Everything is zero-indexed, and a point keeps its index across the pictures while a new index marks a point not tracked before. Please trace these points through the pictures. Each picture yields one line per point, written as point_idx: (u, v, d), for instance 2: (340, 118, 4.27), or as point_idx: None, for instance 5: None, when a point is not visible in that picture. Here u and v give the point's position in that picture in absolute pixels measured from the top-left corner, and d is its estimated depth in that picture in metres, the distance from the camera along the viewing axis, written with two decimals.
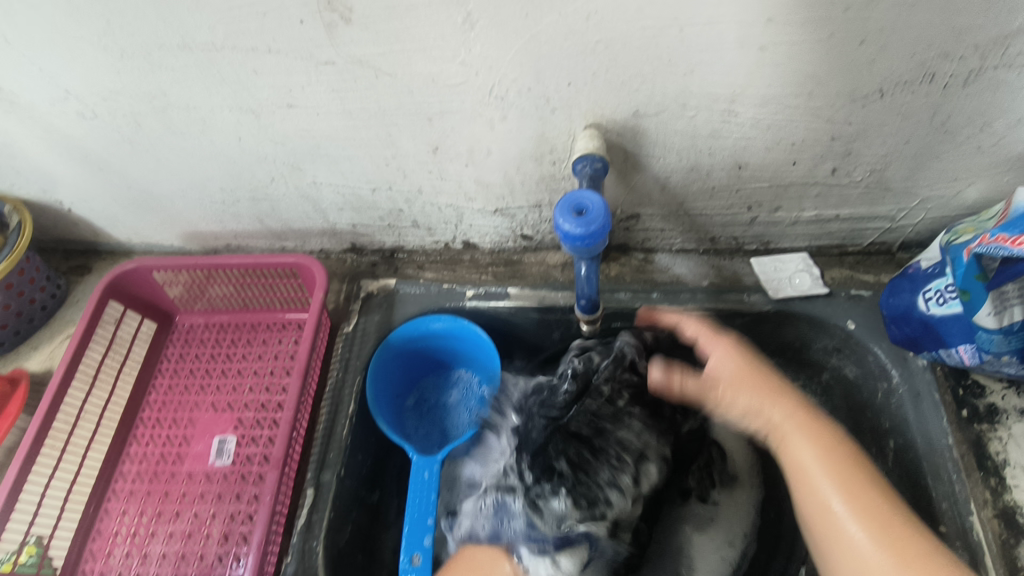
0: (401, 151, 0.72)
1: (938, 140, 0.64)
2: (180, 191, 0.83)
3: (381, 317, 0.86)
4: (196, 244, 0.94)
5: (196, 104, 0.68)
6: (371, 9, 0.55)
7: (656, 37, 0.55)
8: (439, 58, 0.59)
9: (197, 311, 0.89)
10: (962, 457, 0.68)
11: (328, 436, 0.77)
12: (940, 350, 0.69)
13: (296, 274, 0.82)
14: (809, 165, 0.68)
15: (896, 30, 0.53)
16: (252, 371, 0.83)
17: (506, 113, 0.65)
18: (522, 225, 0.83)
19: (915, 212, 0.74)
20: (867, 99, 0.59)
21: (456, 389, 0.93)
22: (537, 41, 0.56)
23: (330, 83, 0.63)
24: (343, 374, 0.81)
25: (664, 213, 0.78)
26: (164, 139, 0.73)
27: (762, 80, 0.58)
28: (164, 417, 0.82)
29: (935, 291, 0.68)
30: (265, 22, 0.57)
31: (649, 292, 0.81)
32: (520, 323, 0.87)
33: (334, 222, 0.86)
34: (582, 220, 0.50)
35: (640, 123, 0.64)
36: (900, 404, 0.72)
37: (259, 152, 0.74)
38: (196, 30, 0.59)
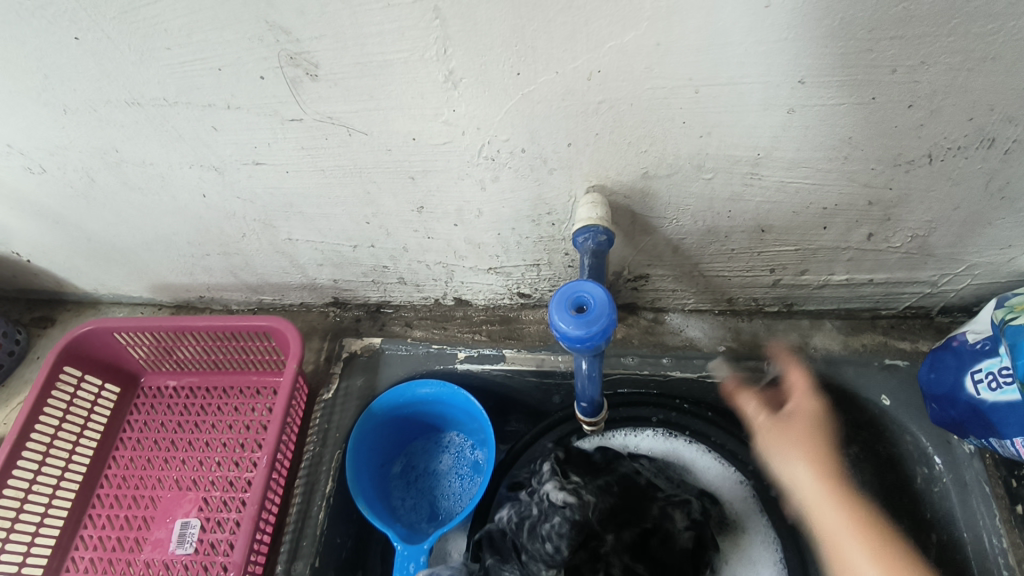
0: (382, 209, 0.64)
1: (993, 207, 0.55)
2: (145, 245, 0.75)
3: (364, 382, 0.78)
4: (166, 295, 0.87)
5: (151, 160, 0.60)
6: (339, 65, 0.47)
7: (668, 97, 0.47)
8: (419, 117, 0.52)
9: (165, 372, 0.82)
10: (1018, 564, 0.60)
11: (302, 522, 0.70)
12: (991, 439, 0.61)
13: (269, 337, 0.75)
14: (842, 231, 0.60)
15: (951, 94, 0.45)
16: (221, 443, 0.76)
17: (498, 173, 0.57)
18: (519, 284, 0.75)
19: (960, 277, 0.65)
20: (913, 164, 0.52)
21: (446, 455, 0.86)
22: (530, 100, 0.49)
23: (298, 140, 0.56)
24: (320, 449, 0.74)
25: (677, 274, 0.70)
26: (121, 194, 0.66)
27: (790, 144, 0.51)
28: (124, 495, 0.74)
29: (987, 373, 0.60)
30: (221, 77, 0.50)
31: (658, 358, 0.74)
32: (517, 387, 0.79)
33: (313, 277, 0.79)
34: (583, 320, 0.43)
35: (651, 185, 0.56)
36: (944, 495, 0.65)
37: (226, 209, 0.67)
38: (143, 85, 0.52)
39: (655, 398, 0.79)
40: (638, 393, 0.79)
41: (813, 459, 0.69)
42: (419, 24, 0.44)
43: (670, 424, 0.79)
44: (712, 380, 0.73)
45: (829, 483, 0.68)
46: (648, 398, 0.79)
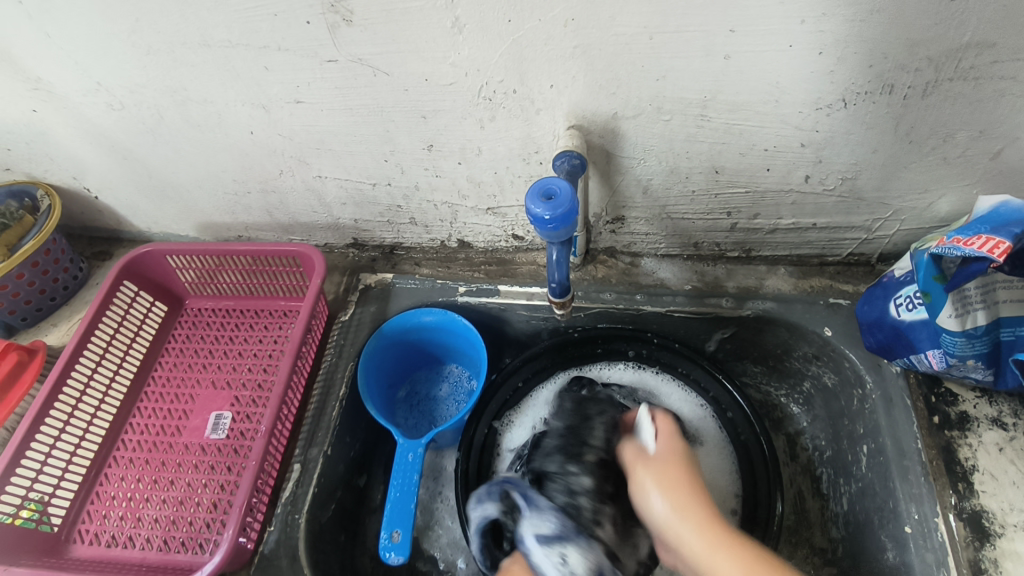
0: (398, 147, 0.77)
1: (905, 150, 0.66)
2: (197, 182, 0.89)
3: (377, 309, 0.90)
4: (209, 234, 1.00)
5: (213, 98, 0.74)
6: (370, 12, 0.60)
7: (629, 43, 0.60)
8: (431, 59, 0.64)
9: (206, 297, 0.95)
10: (931, 462, 0.69)
11: (318, 416, 0.81)
12: (912, 356, 0.71)
13: (298, 263, 0.87)
14: (783, 172, 0.71)
15: (852, 43, 0.56)
16: (252, 354, 0.88)
17: (494, 113, 0.69)
18: (513, 225, 0.87)
19: (890, 223, 0.76)
20: (832, 108, 0.63)
21: (446, 384, 0.97)
22: (520, 45, 0.61)
23: (333, 80, 0.69)
24: (337, 360, 0.86)
25: (648, 216, 0.81)
26: (183, 131, 0.80)
27: (729, 87, 0.62)
28: (167, 393, 0.86)
29: (906, 297, 0.70)
30: (276, 22, 0.63)
31: (632, 295, 0.85)
32: (509, 319, 0.90)
33: (337, 217, 0.91)
34: (551, 205, 0.54)
35: (620, 125, 0.68)
36: (873, 409, 0.74)
37: (269, 145, 0.80)
38: (214, 29, 0.65)
39: (630, 333, 0.89)
40: (616, 328, 0.89)
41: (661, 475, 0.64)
42: None
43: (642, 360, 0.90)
44: (680, 315, 0.85)
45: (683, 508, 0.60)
46: (624, 332, 0.89)
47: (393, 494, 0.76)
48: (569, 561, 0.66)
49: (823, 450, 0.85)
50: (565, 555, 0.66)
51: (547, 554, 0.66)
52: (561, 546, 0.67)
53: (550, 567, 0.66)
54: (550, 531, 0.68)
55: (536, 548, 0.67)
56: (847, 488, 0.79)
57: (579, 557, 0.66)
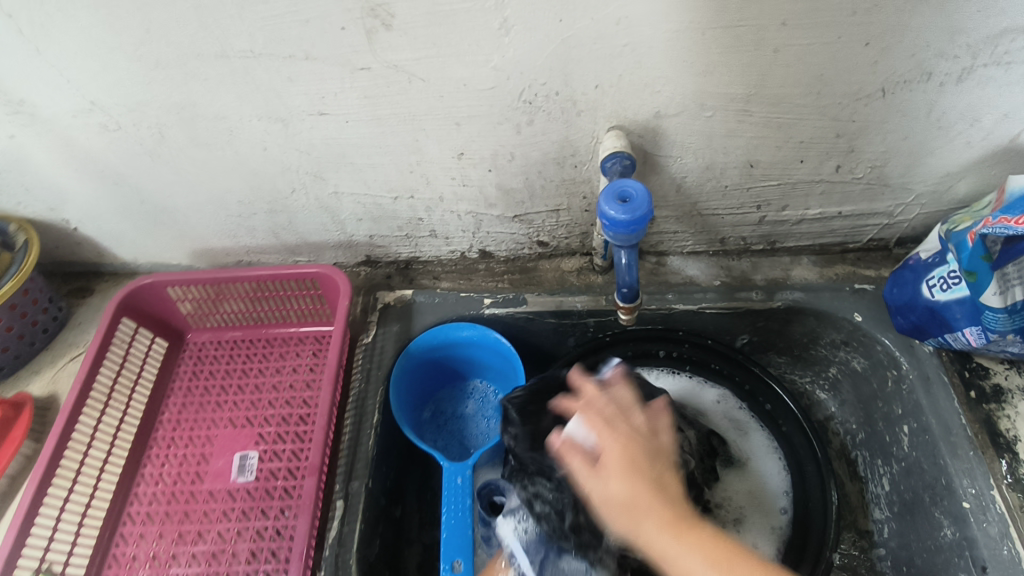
0: (426, 157, 0.73)
1: (933, 136, 0.68)
2: (196, 205, 0.82)
3: (400, 328, 0.86)
4: (205, 261, 0.93)
5: (224, 113, 0.68)
6: (412, 15, 0.57)
7: (680, 40, 0.59)
8: (472, 63, 0.62)
9: (209, 329, 0.88)
10: (976, 436, 0.71)
11: (355, 448, 0.76)
12: (947, 334, 0.73)
13: (316, 286, 0.82)
14: (816, 163, 0.72)
15: (897, 33, 0.58)
16: (270, 387, 0.82)
17: (534, 117, 0.67)
18: (539, 231, 0.85)
19: (911, 207, 0.79)
20: (870, 98, 0.64)
21: (472, 400, 0.93)
22: (568, 45, 0.60)
23: (363, 89, 0.65)
24: (365, 385, 0.81)
25: (678, 214, 0.81)
26: (186, 150, 0.74)
27: (774, 81, 0.63)
28: (180, 437, 0.79)
29: (938, 278, 0.72)
30: (307, 29, 0.59)
31: (664, 293, 0.85)
32: (538, 327, 0.88)
33: (351, 234, 0.87)
34: (628, 208, 0.53)
35: (661, 124, 0.68)
36: (912, 389, 0.76)
37: (283, 162, 0.75)
38: (235, 38, 0.60)
39: (662, 332, 0.88)
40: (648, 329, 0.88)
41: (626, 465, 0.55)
42: None
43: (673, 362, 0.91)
44: (711, 311, 0.85)
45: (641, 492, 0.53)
46: (654, 331, 0.88)
47: (447, 521, 0.73)
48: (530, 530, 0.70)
49: (856, 433, 0.87)
50: (518, 525, 0.71)
51: (511, 527, 0.72)
52: (518, 516, 0.72)
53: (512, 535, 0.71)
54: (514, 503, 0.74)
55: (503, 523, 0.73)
56: (887, 468, 0.81)
57: (536, 529, 0.70)
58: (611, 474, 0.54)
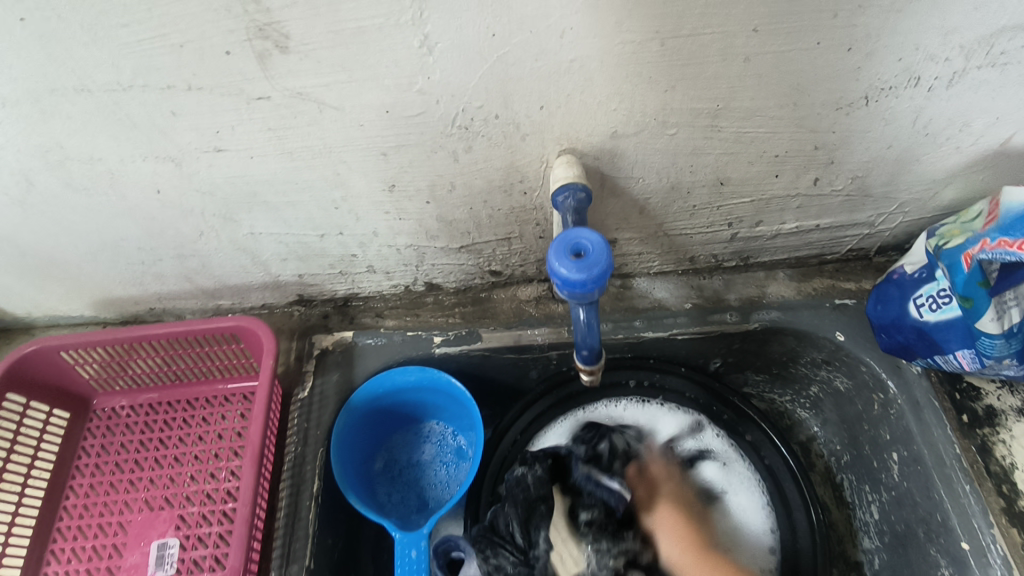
0: (352, 191, 0.63)
1: (919, 143, 0.61)
2: (88, 254, 0.70)
3: (340, 377, 0.76)
4: (112, 311, 0.81)
5: (100, 154, 0.57)
6: (312, 35, 0.47)
7: (637, 52, 0.50)
8: (393, 87, 0.52)
9: (119, 392, 0.76)
10: (972, 466, 0.66)
11: (292, 526, 0.67)
12: (936, 356, 0.67)
13: (237, 339, 0.72)
14: (792, 178, 0.65)
15: (884, 36, 0.50)
16: (192, 457, 0.72)
17: (472, 143, 0.58)
18: (490, 261, 0.76)
19: (893, 216, 0.72)
20: (852, 107, 0.57)
21: (428, 445, 0.85)
22: (505, 62, 0.50)
23: (265, 121, 0.54)
24: (303, 448, 0.71)
25: (643, 236, 0.73)
26: (62, 197, 0.62)
27: (745, 94, 0.54)
28: (88, 525, 0.68)
29: (927, 296, 0.66)
30: (183, 54, 0.48)
31: (632, 321, 0.77)
32: (496, 365, 0.80)
33: (277, 274, 0.76)
34: (582, 264, 0.44)
35: (618, 144, 0.59)
36: (901, 415, 0.71)
37: (183, 204, 0.64)
38: (94, 69, 0.49)
39: (632, 361, 0.82)
40: (615, 358, 0.81)
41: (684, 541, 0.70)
42: None
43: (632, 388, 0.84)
44: (683, 337, 0.77)
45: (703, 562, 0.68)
46: (624, 361, 0.82)
47: None
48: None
49: (840, 455, 0.82)
50: None
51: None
52: None
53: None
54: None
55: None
56: (875, 496, 0.75)
57: None
58: (660, 503, 0.76)
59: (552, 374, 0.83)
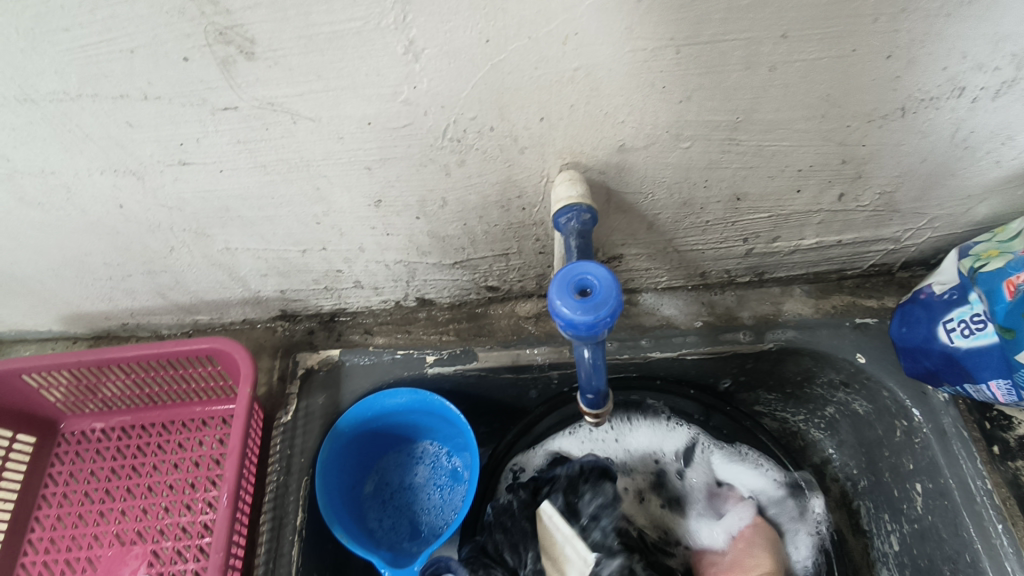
0: (334, 206, 0.58)
1: (957, 157, 0.56)
2: (51, 270, 0.65)
3: (326, 399, 0.71)
4: (83, 327, 0.76)
5: (52, 168, 0.51)
6: (280, 41, 0.41)
7: (650, 60, 0.44)
8: (374, 97, 0.46)
9: (89, 414, 0.72)
10: (1005, 504, 0.61)
11: (273, 563, 0.62)
12: (967, 385, 0.62)
13: (214, 361, 0.67)
14: (815, 192, 0.59)
15: (929, 43, 0.44)
16: (167, 487, 0.67)
17: (464, 157, 0.52)
18: (486, 276, 0.71)
19: (922, 232, 0.67)
20: (887, 118, 0.51)
21: (421, 467, 0.80)
22: (500, 71, 0.44)
23: (233, 133, 0.49)
24: (286, 477, 0.67)
25: (651, 252, 0.68)
26: (16, 212, 0.56)
27: (769, 105, 0.49)
28: (55, 560, 0.64)
29: (959, 321, 0.60)
30: (135, 62, 0.42)
31: (637, 340, 0.72)
32: (492, 385, 0.75)
33: (257, 290, 0.71)
34: (588, 304, 0.39)
35: (626, 158, 0.53)
36: (926, 445, 0.66)
37: (150, 219, 0.58)
38: (34, 77, 0.43)
39: (635, 380, 0.77)
40: (618, 377, 0.76)
41: None
42: None
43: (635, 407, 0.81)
44: (692, 358, 0.72)
45: None
46: (628, 381, 0.77)
47: None
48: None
49: (857, 480, 0.77)
50: None
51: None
52: None
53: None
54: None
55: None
56: (896, 527, 0.71)
57: None
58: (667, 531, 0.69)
59: (552, 394, 0.78)
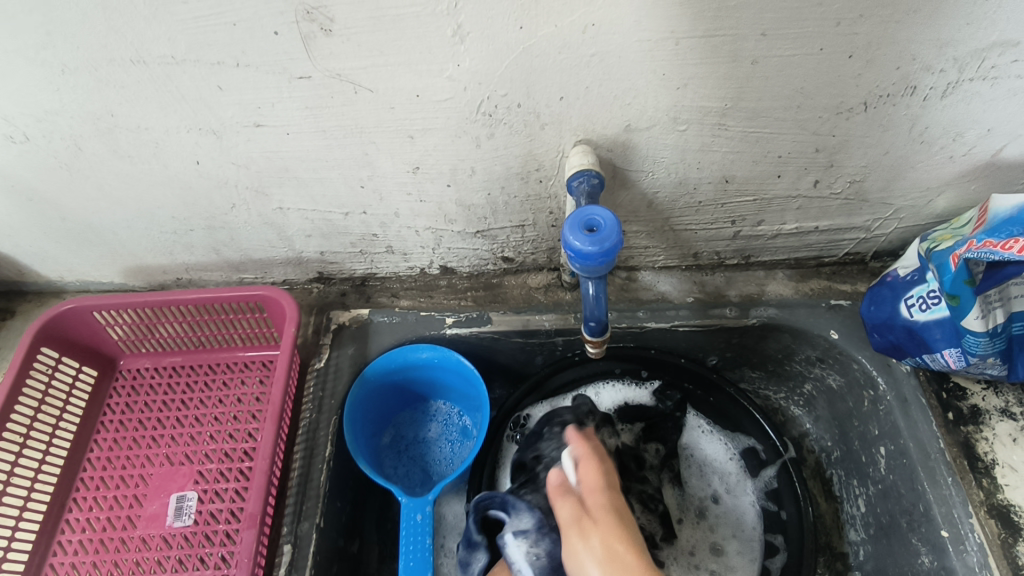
0: (378, 171, 0.67)
1: (915, 151, 0.65)
2: (125, 222, 0.75)
3: (355, 351, 0.80)
4: (141, 279, 0.85)
5: (148, 123, 0.61)
6: (355, 20, 0.51)
7: (653, 50, 0.54)
8: (425, 72, 0.56)
9: (144, 354, 0.80)
10: (955, 460, 0.69)
11: (304, 486, 0.70)
12: (925, 355, 0.70)
13: (261, 308, 0.76)
14: (793, 178, 0.69)
15: (882, 46, 0.54)
16: (212, 418, 0.75)
17: (494, 130, 0.62)
18: (503, 247, 0.80)
19: (889, 222, 0.76)
20: (852, 112, 0.60)
21: (435, 423, 0.88)
22: (530, 54, 0.54)
23: (304, 99, 0.58)
24: (318, 415, 0.75)
25: (650, 229, 0.77)
26: (108, 164, 0.66)
27: (751, 94, 0.58)
28: (110, 476, 0.72)
29: (918, 297, 0.69)
30: (235, 33, 0.52)
31: (635, 311, 0.81)
32: (504, 347, 0.83)
33: (300, 251, 0.80)
34: (594, 238, 0.48)
35: (632, 137, 0.63)
36: (889, 411, 0.74)
37: (219, 176, 0.68)
38: (153, 42, 0.53)
39: (632, 350, 0.84)
40: (617, 346, 0.84)
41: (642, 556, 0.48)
42: None
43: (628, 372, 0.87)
44: (684, 329, 0.81)
45: None
46: (625, 351, 0.84)
47: (407, 565, 0.68)
48: (542, 552, 0.62)
49: (831, 451, 0.84)
50: (531, 548, 0.63)
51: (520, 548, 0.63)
52: (529, 537, 0.64)
53: (523, 561, 0.62)
54: (528, 524, 0.65)
55: (512, 545, 0.64)
56: (863, 489, 0.78)
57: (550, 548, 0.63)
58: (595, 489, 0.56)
59: (557, 360, 0.86)
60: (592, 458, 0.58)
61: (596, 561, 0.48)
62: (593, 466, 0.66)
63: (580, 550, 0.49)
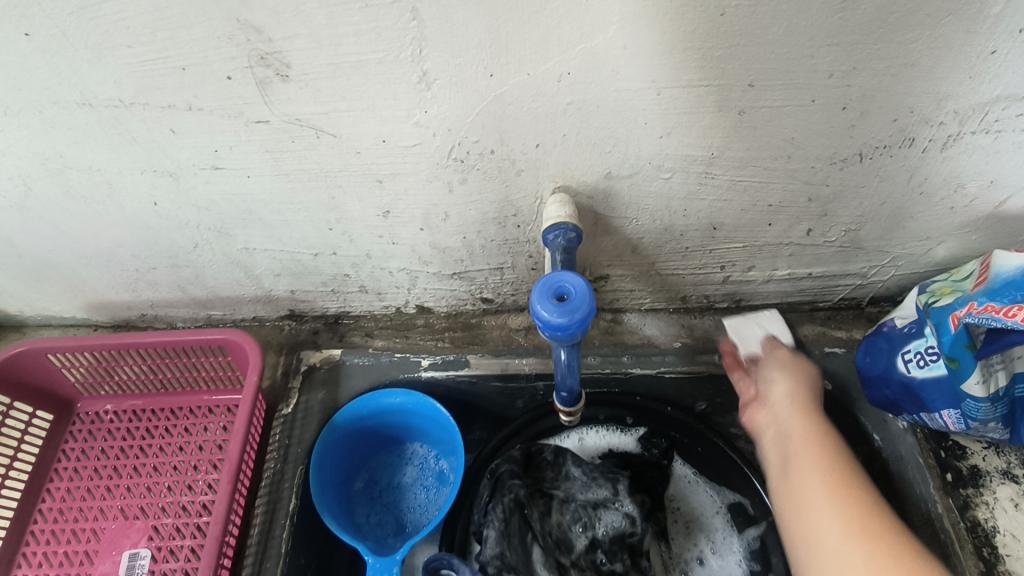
0: (347, 214, 0.64)
1: (913, 201, 0.62)
2: (84, 260, 0.71)
3: (326, 395, 0.76)
4: (104, 315, 0.82)
5: (100, 165, 0.58)
6: (312, 66, 0.47)
7: (633, 99, 0.50)
8: (390, 118, 0.52)
9: (104, 396, 0.77)
10: (953, 526, 0.65)
11: (264, 544, 0.66)
12: (923, 414, 0.67)
13: (225, 351, 0.72)
14: (785, 226, 0.65)
15: (878, 98, 0.50)
16: (171, 467, 0.71)
17: (466, 176, 0.58)
18: (482, 288, 0.76)
19: (886, 269, 0.72)
20: (847, 162, 0.57)
21: (410, 467, 0.84)
22: (502, 101, 0.50)
23: (263, 143, 0.55)
24: (283, 466, 0.71)
25: (635, 273, 0.73)
26: (61, 203, 0.62)
27: (739, 144, 0.55)
28: (61, 530, 0.68)
29: (915, 352, 0.65)
30: (185, 77, 0.49)
31: (619, 356, 0.77)
32: (482, 392, 0.80)
33: (269, 289, 0.77)
34: (564, 307, 0.44)
35: (613, 185, 0.59)
36: (884, 470, 0.70)
37: (179, 217, 0.64)
38: (98, 85, 0.50)
39: (616, 397, 0.81)
40: (601, 393, 0.81)
41: (834, 482, 0.56)
42: (396, 26, 0.44)
43: (613, 419, 0.84)
44: (671, 376, 0.77)
45: (837, 486, 0.56)
46: (610, 397, 0.81)
47: None
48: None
49: None
50: None
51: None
52: None
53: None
54: None
55: None
56: None
57: None
58: (774, 407, 0.66)
59: (536, 404, 0.82)
60: (784, 468, 0.61)
61: (840, 529, 0.53)
62: (783, 434, 0.64)
63: (829, 532, 0.54)
